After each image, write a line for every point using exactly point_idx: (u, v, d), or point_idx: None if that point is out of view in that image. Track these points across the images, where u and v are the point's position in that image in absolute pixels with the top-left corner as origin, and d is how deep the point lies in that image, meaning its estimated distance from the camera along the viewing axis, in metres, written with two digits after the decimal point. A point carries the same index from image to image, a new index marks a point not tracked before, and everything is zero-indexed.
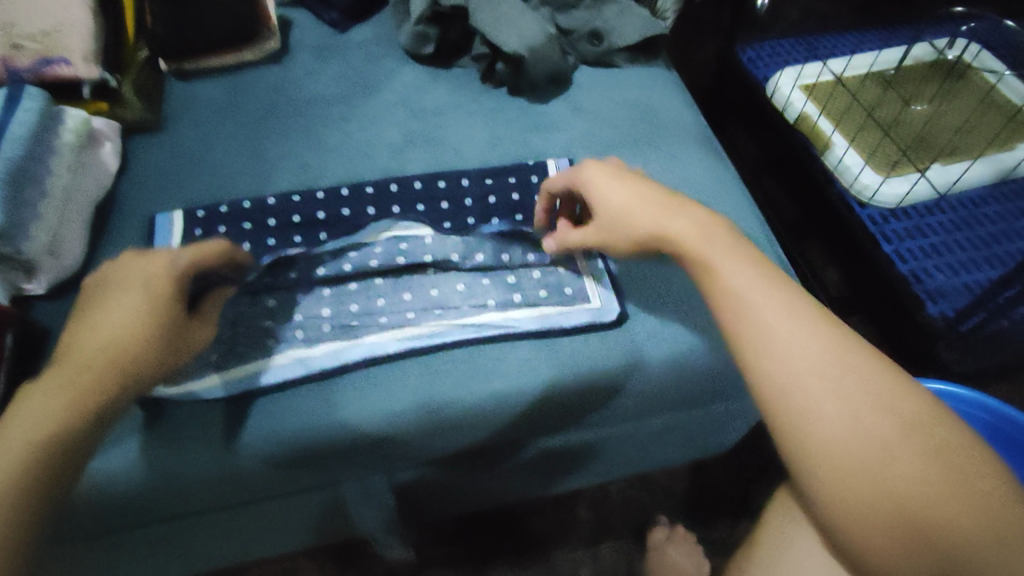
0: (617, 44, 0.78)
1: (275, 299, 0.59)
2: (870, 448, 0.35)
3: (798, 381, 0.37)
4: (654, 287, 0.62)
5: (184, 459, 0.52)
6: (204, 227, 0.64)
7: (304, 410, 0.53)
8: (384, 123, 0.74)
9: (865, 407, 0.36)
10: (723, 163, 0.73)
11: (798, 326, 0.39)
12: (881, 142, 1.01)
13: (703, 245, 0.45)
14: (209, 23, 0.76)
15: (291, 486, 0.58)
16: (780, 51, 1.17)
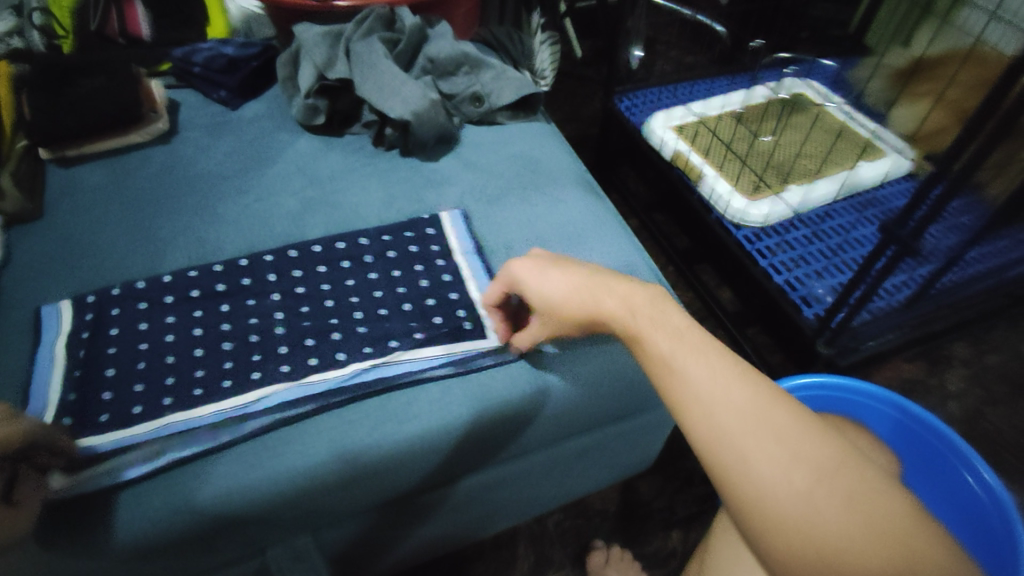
0: (497, 104, 0.85)
1: (175, 377, 0.58)
2: (794, 497, 0.33)
3: (726, 430, 0.36)
4: (586, 363, 0.64)
5: (87, 551, 0.50)
6: (94, 312, 0.63)
7: (215, 480, 0.53)
8: (281, 192, 0.76)
9: (790, 438, 0.35)
10: (601, 200, 0.81)
11: (725, 376, 0.38)
12: (743, 170, 1.14)
13: (632, 315, 0.45)
14: (89, 108, 0.75)
15: (211, 560, 0.56)
16: (650, 99, 1.31)
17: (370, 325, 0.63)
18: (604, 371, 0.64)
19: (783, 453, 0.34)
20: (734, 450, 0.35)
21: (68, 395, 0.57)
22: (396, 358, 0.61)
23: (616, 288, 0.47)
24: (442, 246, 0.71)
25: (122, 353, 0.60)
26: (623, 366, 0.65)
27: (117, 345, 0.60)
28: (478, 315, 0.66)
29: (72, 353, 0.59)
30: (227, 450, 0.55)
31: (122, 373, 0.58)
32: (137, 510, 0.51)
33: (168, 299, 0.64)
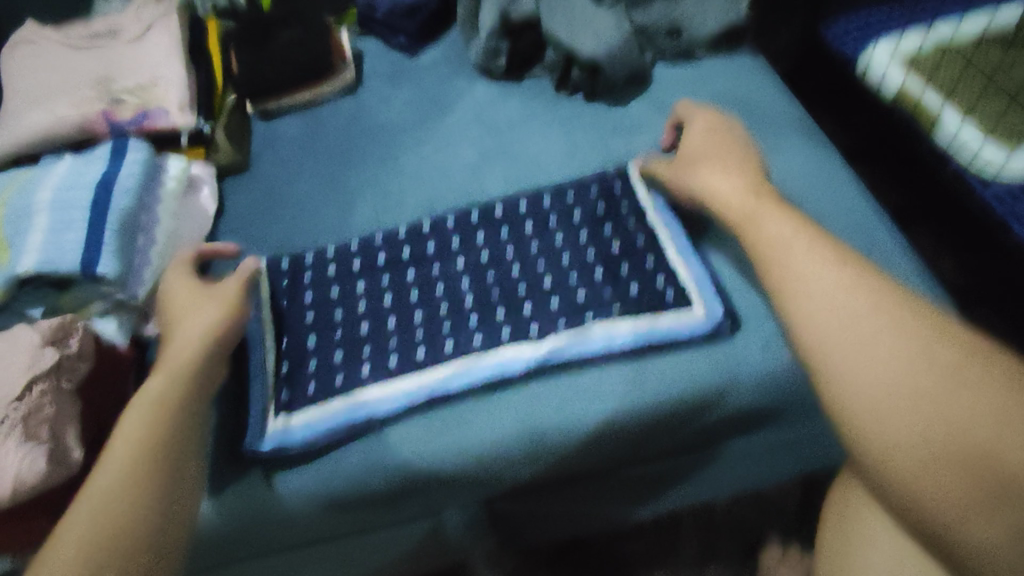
0: (697, 36, 0.74)
1: (373, 347, 0.58)
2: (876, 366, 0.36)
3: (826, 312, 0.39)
4: None
5: (294, 501, 0.54)
6: (290, 278, 0.64)
7: (412, 440, 0.54)
8: (461, 142, 0.73)
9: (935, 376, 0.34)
10: (825, 149, 0.67)
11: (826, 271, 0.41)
12: (1009, 112, 0.89)
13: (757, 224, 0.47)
14: (289, 62, 0.78)
15: (398, 514, 0.58)
16: (874, 21, 1.04)
17: (563, 296, 0.58)
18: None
19: (906, 385, 0.34)
20: (839, 326, 0.38)
21: (275, 356, 0.59)
22: (589, 332, 0.56)
23: (803, 266, 0.41)
24: (632, 206, 0.64)
25: (320, 320, 0.61)
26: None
27: (315, 312, 0.61)
28: (679, 283, 0.58)
29: (277, 316, 0.61)
30: (421, 412, 0.55)
31: (323, 341, 0.59)
32: (339, 472, 0.54)
33: (357, 264, 0.64)
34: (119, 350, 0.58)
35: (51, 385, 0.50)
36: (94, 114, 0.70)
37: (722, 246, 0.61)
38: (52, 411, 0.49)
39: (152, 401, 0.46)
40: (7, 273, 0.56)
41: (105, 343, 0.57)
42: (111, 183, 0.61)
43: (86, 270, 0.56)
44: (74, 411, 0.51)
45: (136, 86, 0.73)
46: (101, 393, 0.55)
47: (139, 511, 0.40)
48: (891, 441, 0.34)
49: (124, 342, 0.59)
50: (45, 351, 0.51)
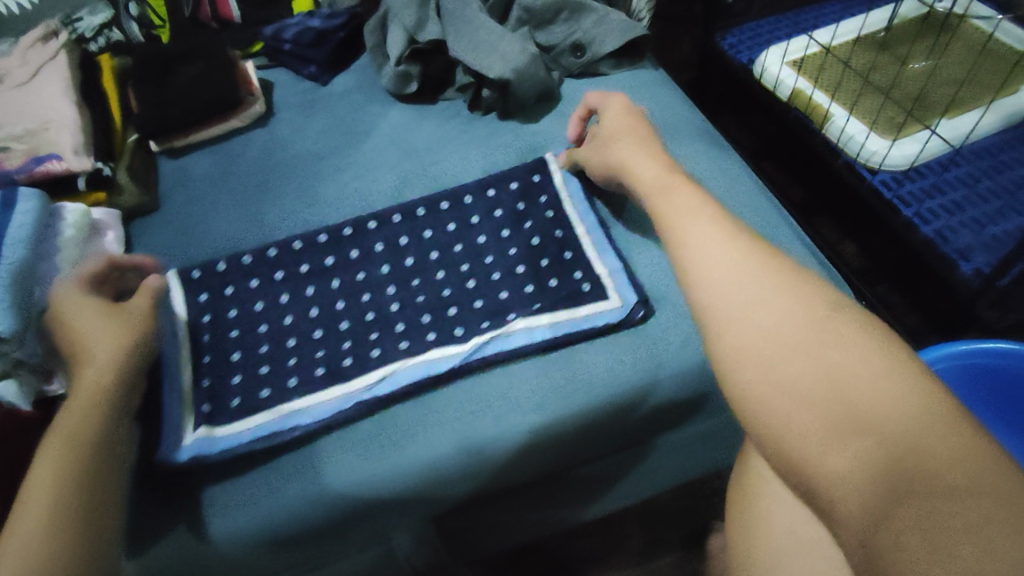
0: (601, 53, 0.77)
1: (296, 377, 0.56)
2: (772, 332, 0.33)
3: (727, 280, 0.35)
4: None
5: (222, 550, 0.51)
6: (208, 290, 0.62)
7: (343, 471, 0.52)
8: (379, 166, 0.73)
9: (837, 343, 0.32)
10: (726, 151, 0.72)
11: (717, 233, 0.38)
12: (885, 106, 0.98)
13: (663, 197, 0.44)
14: (195, 97, 0.75)
15: (340, 549, 0.56)
16: (761, 32, 1.14)
17: (481, 310, 0.59)
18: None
19: (801, 349, 0.32)
20: (730, 288, 0.35)
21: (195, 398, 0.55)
22: (513, 327, 0.57)
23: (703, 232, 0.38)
24: (544, 213, 0.65)
25: (242, 334, 0.59)
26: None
27: (236, 326, 0.59)
28: (597, 273, 0.60)
29: (196, 333, 0.59)
30: (350, 424, 0.54)
31: (242, 379, 0.56)
32: (269, 517, 0.51)
33: (273, 294, 0.61)
34: (21, 413, 0.54)
35: None
36: None
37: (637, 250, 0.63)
38: None
39: (75, 423, 0.44)
40: None
41: (3, 407, 0.53)
42: (2, 236, 0.58)
43: None
44: None
45: (24, 131, 0.69)
46: (2, 462, 0.50)
47: (62, 543, 0.37)
48: (784, 405, 0.31)
49: (26, 403, 0.55)
50: None
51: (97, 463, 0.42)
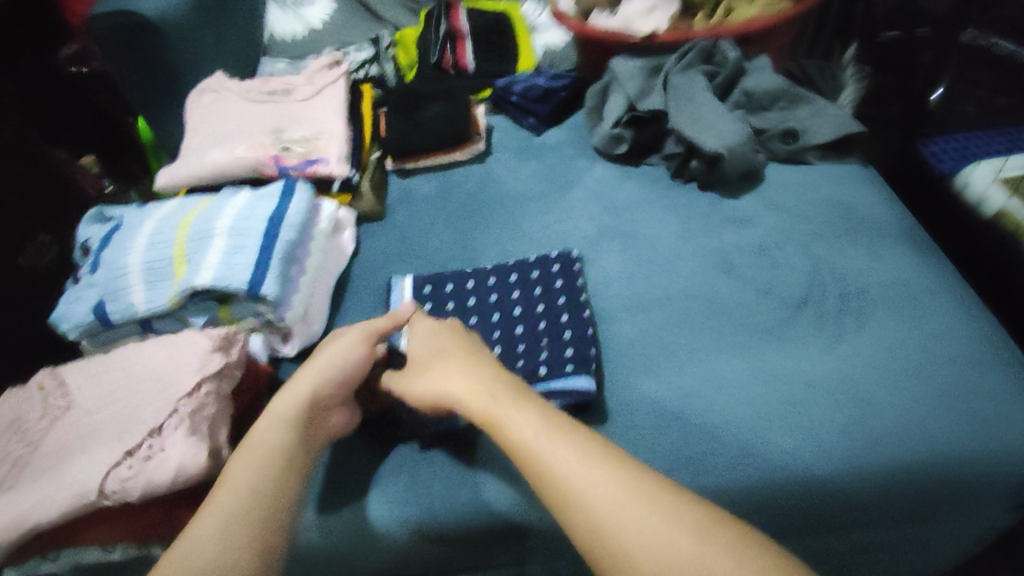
0: (813, 142, 0.79)
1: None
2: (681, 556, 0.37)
3: (599, 500, 0.40)
4: (932, 451, 0.53)
5: (376, 528, 0.55)
6: (432, 300, 0.70)
7: (482, 479, 0.56)
8: (582, 216, 0.79)
9: (745, 572, 0.35)
10: (935, 260, 0.69)
11: (574, 451, 0.43)
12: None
13: (491, 407, 0.48)
14: (435, 129, 0.87)
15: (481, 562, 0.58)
16: (971, 144, 1.06)
17: (663, 362, 0.62)
18: (931, 444, 0.54)
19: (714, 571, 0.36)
20: (608, 502, 0.40)
21: None
22: (684, 381, 0.60)
23: (516, 414, 0.46)
24: (741, 286, 0.68)
25: None
26: (956, 450, 0.53)
27: None
28: (795, 340, 0.62)
29: None
30: None
31: None
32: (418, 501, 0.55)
33: (473, 302, 0.69)
34: (262, 366, 0.63)
35: (213, 388, 0.55)
36: (266, 158, 0.80)
37: (834, 345, 0.61)
38: (211, 412, 0.54)
39: (233, 498, 0.43)
40: (182, 286, 0.63)
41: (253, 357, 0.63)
42: (281, 219, 0.69)
43: (251, 290, 0.63)
44: (227, 414, 0.56)
45: (301, 137, 0.83)
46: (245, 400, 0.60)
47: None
48: None
49: (264, 358, 0.67)
50: (213, 356, 0.57)
51: (278, 484, 0.45)
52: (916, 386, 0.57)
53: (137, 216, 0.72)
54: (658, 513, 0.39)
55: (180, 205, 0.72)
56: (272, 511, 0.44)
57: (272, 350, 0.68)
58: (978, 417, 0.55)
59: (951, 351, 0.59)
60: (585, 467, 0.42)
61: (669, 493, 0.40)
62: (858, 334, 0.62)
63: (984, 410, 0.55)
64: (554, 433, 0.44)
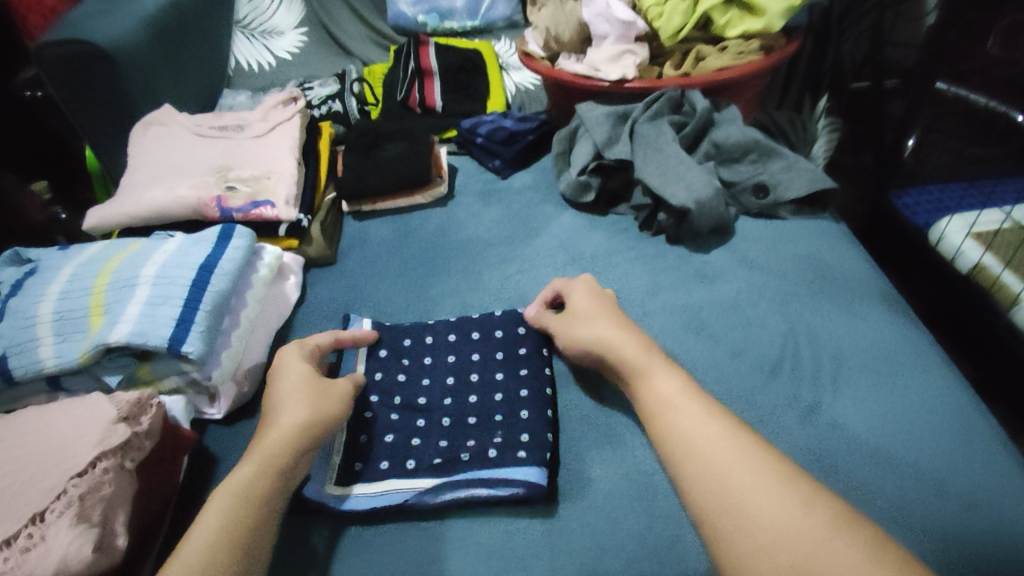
0: (784, 197, 0.75)
1: (416, 461, 0.55)
2: (820, 548, 0.36)
3: (741, 488, 0.41)
4: (933, 536, 0.48)
5: None
6: (389, 351, 0.65)
7: (422, 574, 0.49)
8: (545, 266, 0.75)
9: (855, 546, 0.36)
10: (914, 323, 0.66)
11: (714, 436, 0.44)
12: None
13: (666, 406, 0.48)
14: (390, 171, 0.83)
15: None
16: (946, 198, 1.05)
17: (626, 437, 0.56)
18: (935, 539, 0.47)
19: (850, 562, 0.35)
20: (745, 496, 0.40)
21: (344, 458, 0.56)
22: (649, 467, 0.54)
23: (694, 419, 0.46)
24: (711, 348, 0.63)
25: (406, 400, 0.61)
26: (956, 545, 0.47)
27: (402, 397, 0.61)
28: (767, 409, 0.58)
29: (366, 393, 0.61)
30: (464, 514, 0.53)
31: (371, 463, 0.56)
32: None
33: (429, 361, 0.64)
34: (182, 432, 0.57)
35: (113, 463, 0.49)
36: (208, 198, 0.74)
37: (810, 416, 0.57)
38: (109, 491, 0.47)
39: (223, 513, 0.45)
40: (96, 341, 0.57)
41: (171, 420, 0.57)
42: (213, 266, 0.64)
43: (172, 346, 0.57)
44: (129, 493, 0.49)
45: (251, 176, 0.78)
46: (156, 475, 0.53)
47: None
48: None
49: (187, 421, 0.59)
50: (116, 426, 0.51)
51: (250, 523, 0.45)
52: (902, 467, 0.52)
53: (59, 259, 0.66)
54: (792, 494, 0.39)
55: (107, 247, 0.67)
56: (236, 550, 0.43)
57: (197, 411, 0.62)
58: (975, 503, 0.49)
59: (939, 426, 0.55)
60: (739, 464, 0.42)
61: (816, 491, 0.40)
62: (835, 408, 0.57)
63: (975, 493, 0.50)
64: (713, 418, 0.46)
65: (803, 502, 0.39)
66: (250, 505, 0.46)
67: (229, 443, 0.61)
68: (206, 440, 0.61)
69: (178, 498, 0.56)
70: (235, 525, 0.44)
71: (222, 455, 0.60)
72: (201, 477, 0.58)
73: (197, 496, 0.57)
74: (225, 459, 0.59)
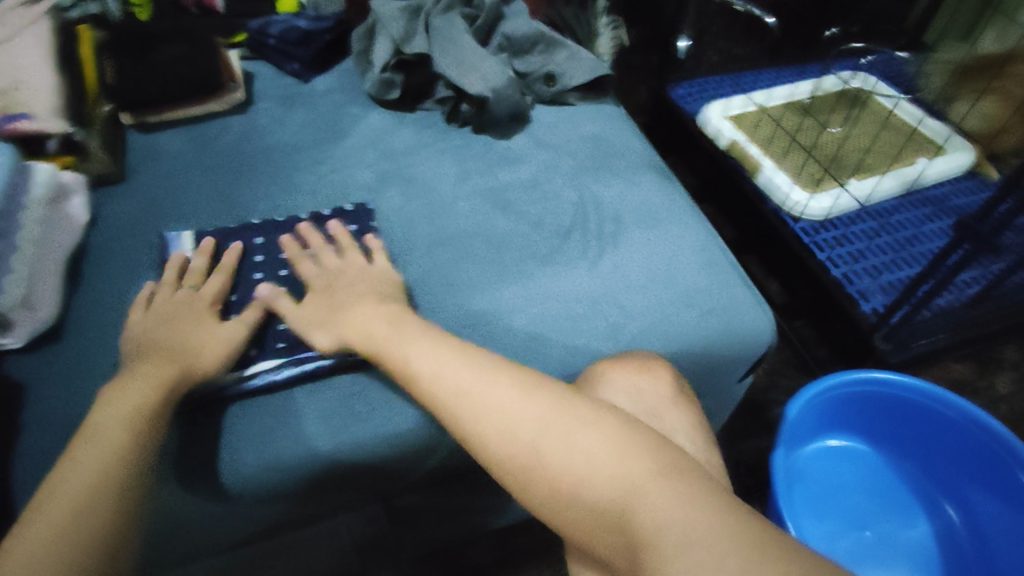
0: (570, 84, 0.85)
1: (258, 348, 0.58)
2: (549, 439, 0.43)
3: (488, 415, 0.45)
4: (678, 334, 0.64)
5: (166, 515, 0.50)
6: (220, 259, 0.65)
7: (274, 442, 0.53)
8: (359, 164, 0.77)
9: (567, 425, 0.43)
10: (673, 184, 0.80)
11: (459, 370, 0.48)
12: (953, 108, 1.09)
13: (397, 347, 0.52)
14: (175, 75, 0.78)
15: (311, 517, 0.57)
16: (706, 87, 1.27)
17: (451, 298, 0.64)
18: (679, 336, 0.64)
19: (568, 441, 0.43)
20: (495, 418, 0.45)
21: None
22: (477, 309, 0.63)
23: (415, 347, 0.52)
24: (517, 221, 0.72)
25: (241, 298, 0.61)
26: (693, 340, 0.64)
27: (237, 295, 0.62)
28: (565, 255, 0.69)
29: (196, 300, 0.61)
30: (309, 385, 0.57)
31: None
32: (207, 478, 0.51)
33: (260, 259, 0.65)
34: None
35: None
36: None
37: (595, 263, 0.69)
38: None
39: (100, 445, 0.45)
40: None
41: None
42: None
43: None
44: None
45: None
46: None
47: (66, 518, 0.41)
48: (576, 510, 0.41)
49: None
50: None
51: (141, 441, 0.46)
52: (660, 291, 0.67)
53: None
54: (523, 399, 0.45)
55: None
56: (116, 502, 0.42)
57: None
58: (711, 310, 0.66)
59: (688, 256, 0.71)
60: (484, 388, 0.47)
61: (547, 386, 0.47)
62: (611, 254, 0.70)
63: (710, 302, 0.67)
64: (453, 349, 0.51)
65: (631, 450, 0.41)
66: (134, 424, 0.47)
67: (35, 372, 0.57)
68: (5, 371, 0.56)
69: None
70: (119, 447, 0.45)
71: (29, 381, 0.56)
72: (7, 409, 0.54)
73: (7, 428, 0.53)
74: (35, 387, 0.56)
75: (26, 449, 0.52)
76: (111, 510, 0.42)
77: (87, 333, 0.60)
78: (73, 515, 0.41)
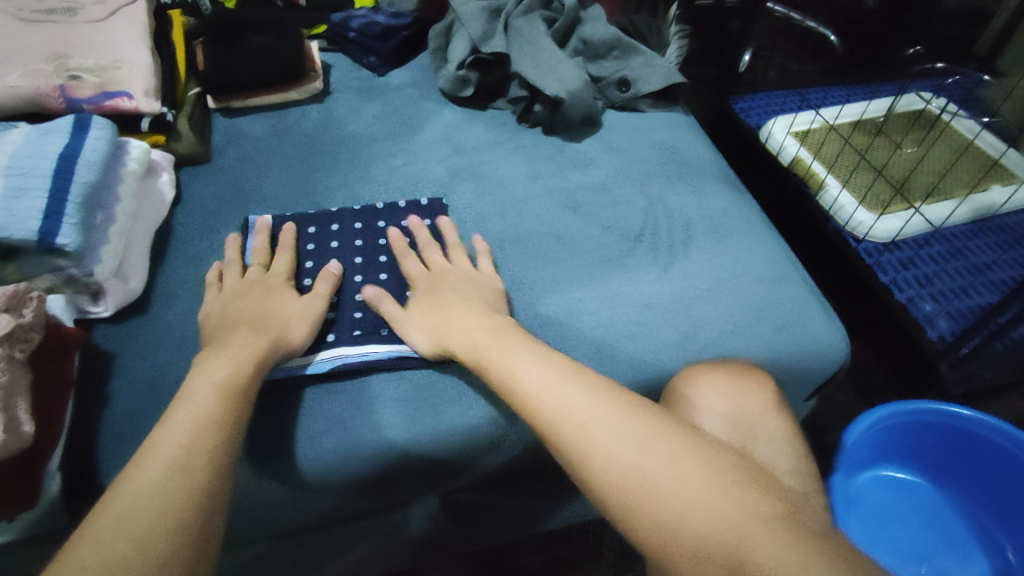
0: (643, 90, 0.84)
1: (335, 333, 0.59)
2: (634, 449, 0.43)
3: (574, 417, 0.45)
4: (751, 347, 0.63)
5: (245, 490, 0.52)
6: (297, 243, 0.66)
7: (351, 426, 0.54)
8: (431, 158, 0.78)
9: (653, 440, 0.43)
10: (744, 197, 0.79)
11: (551, 375, 0.49)
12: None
13: (490, 354, 0.53)
14: (261, 62, 0.80)
15: (379, 503, 0.58)
16: (771, 102, 1.24)
17: (521, 295, 0.65)
18: (753, 349, 0.63)
19: (651, 456, 0.42)
20: (579, 423, 0.45)
21: None
22: (546, 308, 0.64)
23: (514, 357, 0.52)
24: (587, 223, 0.72)
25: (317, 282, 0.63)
26: (766, 353, 0.63)
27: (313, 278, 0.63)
28: (633, 260, 0.69)
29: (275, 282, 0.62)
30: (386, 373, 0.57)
31: None
32: (286, 457, 0.52)
33: (335, 245, 0.66)
34: (67, 328, 0.54)
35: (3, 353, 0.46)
36: (50, 88, 0.67)
37: (664, 270, 0.68)
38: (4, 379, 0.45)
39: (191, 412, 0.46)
40: None
41: (52, 318, 0.54)
42: (76, 157, 0.59)
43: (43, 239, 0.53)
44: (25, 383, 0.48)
45: (96, 66, 0.71)
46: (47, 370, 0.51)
47: (162, 474, 0.41)
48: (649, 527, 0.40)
49: (70, 321, 0.56)
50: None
51: (230, 412, 0.47)
52: (734, 303, 0.66)
53: None
54: (611, 408, 0.46)
55: None
56: (206, 464, 0.43)
57: (79, 311, 0.59)
58: (785, 324, 0.65)
59: (759, 268, 0.69)
60: (571, 395, 0.47)
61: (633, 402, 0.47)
62: (681, 262, 0.69)
63: (783, 317, 0.65)
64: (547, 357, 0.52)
65: (715, 475, 0.40)
66: (223, 395, 0.48)
67: (121, 340, 0.59)
68: (94, 337, 0.59)
69: (75, 395, 0.54)
70: (211, 415, 0.46)
71: (116, 349, 0.58)
72: (95, 374, 0.56)
73: (95, 391, 0.55)
74: (121, 355, 0.58)
75: (113, 413, 0.54)
76: (205, 470, 0.42)
77: (171, 306, 0.62)
78: (167, 474, 0.41)
